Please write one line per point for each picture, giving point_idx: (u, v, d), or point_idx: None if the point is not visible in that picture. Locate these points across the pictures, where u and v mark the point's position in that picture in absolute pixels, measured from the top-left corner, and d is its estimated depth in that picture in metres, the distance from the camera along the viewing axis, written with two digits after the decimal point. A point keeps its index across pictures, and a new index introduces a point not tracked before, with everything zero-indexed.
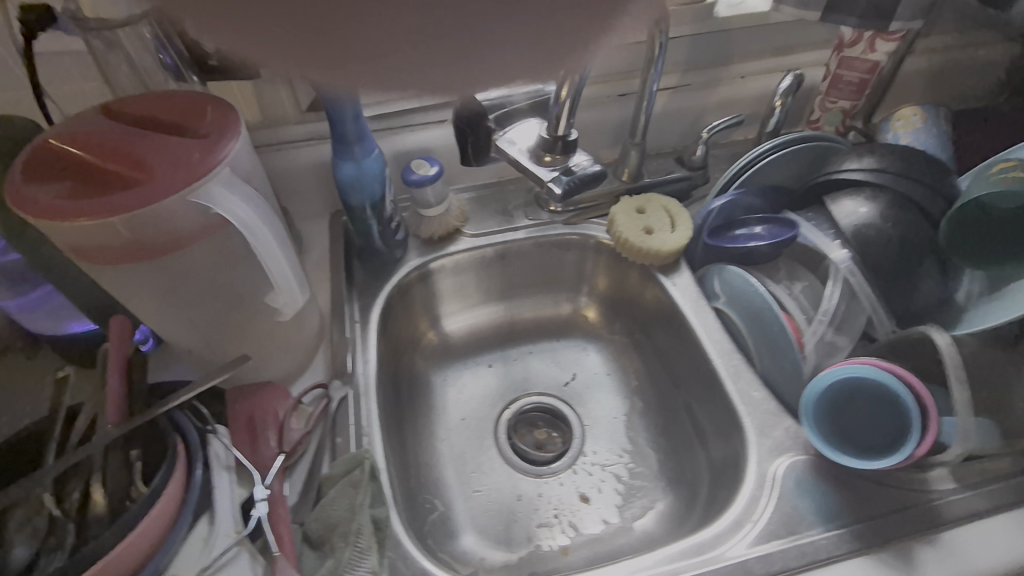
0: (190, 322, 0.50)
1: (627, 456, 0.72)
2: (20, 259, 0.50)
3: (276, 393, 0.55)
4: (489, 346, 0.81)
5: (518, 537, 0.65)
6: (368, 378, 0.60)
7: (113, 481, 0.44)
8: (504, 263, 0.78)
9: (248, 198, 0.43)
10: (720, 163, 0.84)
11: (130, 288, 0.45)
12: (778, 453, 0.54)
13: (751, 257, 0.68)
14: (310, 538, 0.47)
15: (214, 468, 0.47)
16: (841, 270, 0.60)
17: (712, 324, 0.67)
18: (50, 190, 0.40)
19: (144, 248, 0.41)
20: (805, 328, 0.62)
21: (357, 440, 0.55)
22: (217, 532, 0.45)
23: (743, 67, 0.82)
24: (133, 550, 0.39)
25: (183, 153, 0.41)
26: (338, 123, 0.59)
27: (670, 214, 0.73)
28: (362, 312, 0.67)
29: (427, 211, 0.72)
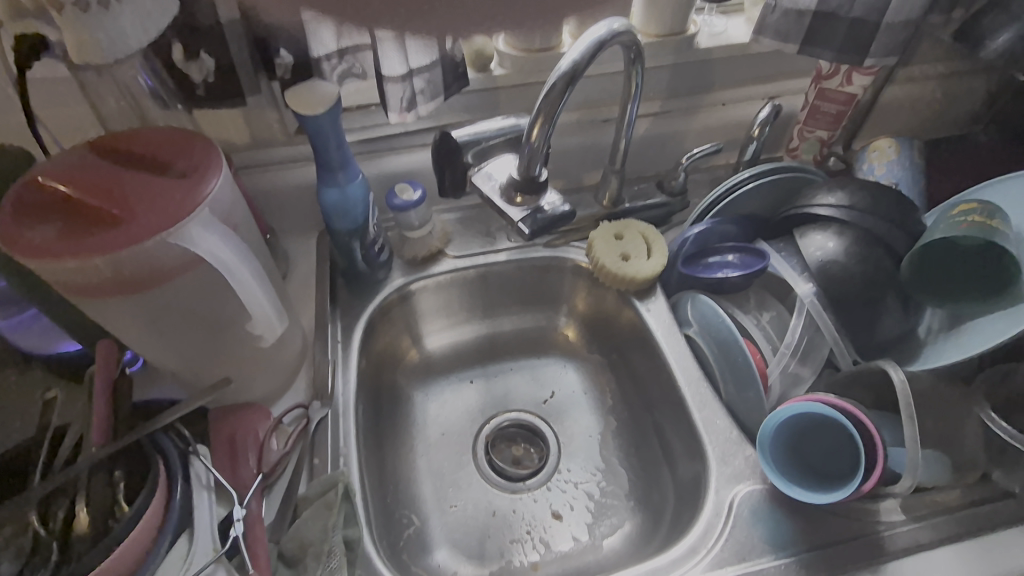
0: (174, 347, 0.52)
1: (599, 474, 0.74)
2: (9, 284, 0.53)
3: (257, 414, 0.57)
4: (470, 363, 0.83)
5: (490, 552, 0.67)
6: (347, 399, 0.62)
7: (97, 502, 0.46)
8: (485, 284, 0.80)
9: (226, 237, 0.45)
10: (699, 188, 0.86)
11: (116, 317, 0.47)
12: (736, 481, 0.56)
13: (723, 287, 0.69)
14: (285, 556, 0.50)
15: (194, 488, 0.49)
16: (805, 304, 0.62)
17: (683, 351, 0.69)
18: (38, 228, 0.42)
19: (129, 283, 0.43)
20: (770, 359, 0.64)
21: (333, 460, 0.57)
22: (195, 550, 0.46)
23: (723, 95, 0.84)
24: (114, 569, 0.42)
25: (165, 193, 0.43)
26: (323, 152, 0.61)
27: (647, 241, 0.75)
28: (344, 331, 0.69)
29: (410, 232, 0.74)
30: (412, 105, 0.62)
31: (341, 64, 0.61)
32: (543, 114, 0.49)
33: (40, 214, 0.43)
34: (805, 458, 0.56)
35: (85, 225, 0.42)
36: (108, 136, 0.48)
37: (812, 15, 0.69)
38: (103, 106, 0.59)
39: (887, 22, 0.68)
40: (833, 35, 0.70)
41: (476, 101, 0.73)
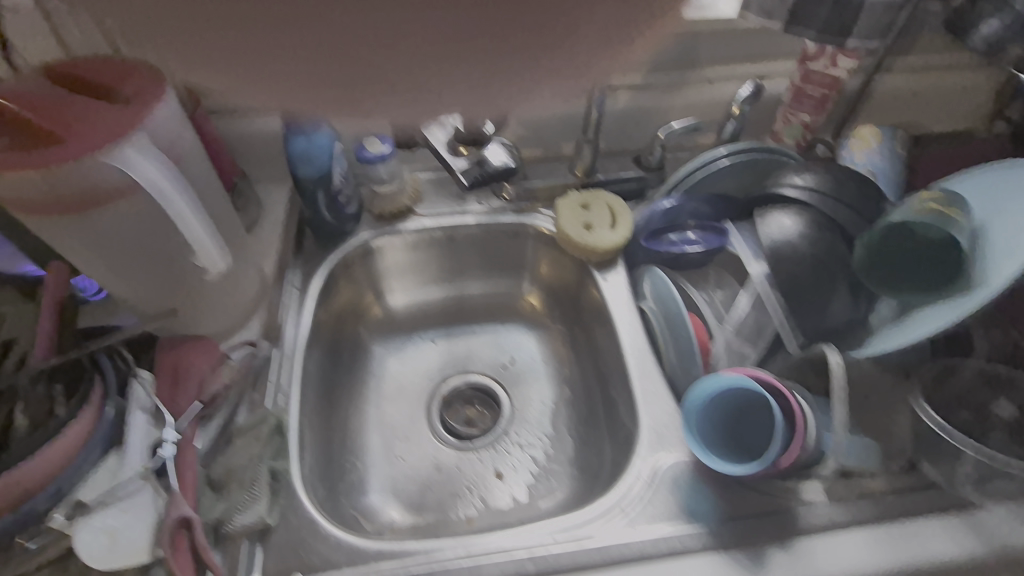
0: (122, 276, 0.54)
1: (546, 440, 0.75)
2: None
3: (204, 347, 0.58)
4: (433, 323, 0.84)
5: (429, 504, 0.69)
6: (297, 342, 0.65)
7: (34, 409, 0.48)
8: (453, 246, 0.81)
9: (163, 164, 0.46)
10: (678, 166, 0.85)
11: (62, 239, 0.49)
12: (662, 449, 0.57)
13: (680, 262, 0.70)
14: (212, 481, 0.51)
15: (131, 407, 0.52)
16: (755, 284, 0.61)
17: (635, 323, 0.69)
18: None
19: (64, 201, 0.44)
20: (714, 330, 0.64)
21: (274, 397, 0.59)
22: (125, 464, 0.49)
23: (710, 71, 0.82)
24: (38, 472, 0.44)
25: (105, 116, 0.45)
26: (287, 98, 0.63)
27: (613, 212, 0.75)
28: (303, 279, 0.71)
29: (379, 188, 0.75)
30: None
31: None
32: None
33: None
34: (729, 432, 0.56)
35: (24, 142, 0.43)
36: (62, 63, 0.49)
37: None
38: (75, 37, 0.60)
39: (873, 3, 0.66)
40: (818, 13, 0.68)
41: None
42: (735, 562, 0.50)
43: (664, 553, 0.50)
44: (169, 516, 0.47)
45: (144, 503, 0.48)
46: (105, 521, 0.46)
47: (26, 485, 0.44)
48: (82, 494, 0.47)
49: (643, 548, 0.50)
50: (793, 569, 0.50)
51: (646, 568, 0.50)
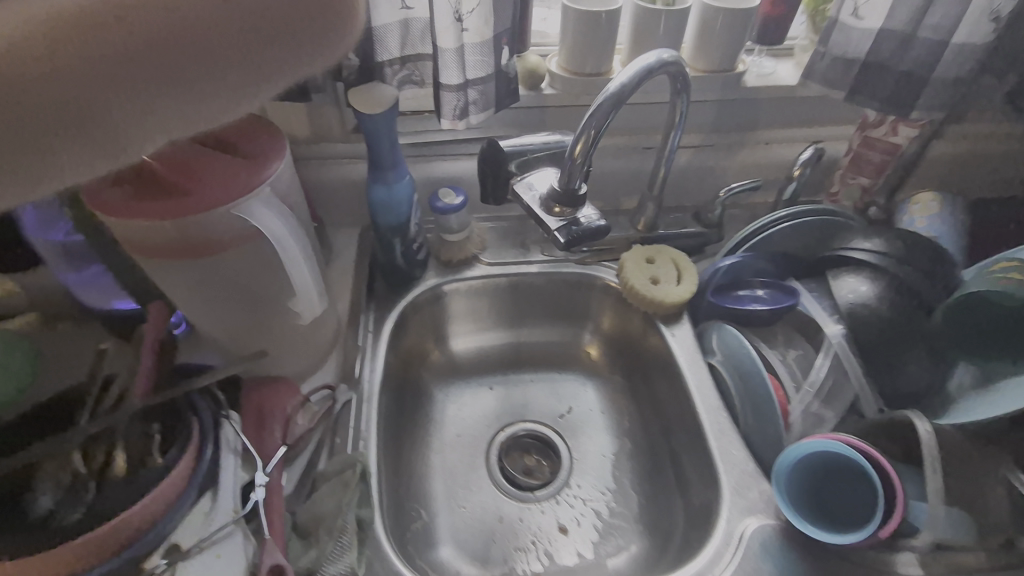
0: (219, 317, 0.56)
1: (609, 494, 0.74)
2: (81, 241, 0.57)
3: (287, 389, 0.59)
4: (492, 369, 0.84)
5: (494, 557, 0.67)
6: (372, 385, 0.65)
7: (134, 449, 0.49)
8: (515, 293, 0.82)
9: (282, 215, 0.48)
10: (735, 222, 0.87)
11: (174, 280, 0.51)
12: (749, 513, 0.57)
13: (749, 319, 0.71)
14: (299, 527, 0.51)
15: (222, 450, 0.52)
16: (833, 345, 0.63)
17: (705, 380, 0.69)
18: (116, 190, 0.46)
19: (187, 247, 0.47)
20: (793, 397, 0.64)
21: (354, 443, 0.59)
22: (217, 509, 0.49)
23: (767, 134, 0.85)
24: (141, 513, 0.44)
25: (229, 168, 0.47)
26: (376, 150, 0.65)
27: (678, 267, 0.76)
28: (376, 323, 0.72)
29: (449, 236, 0.77)
30: (465, 114, 0.65)
31: (402, 70, 0.67)
32: (588, 130, 0.52)
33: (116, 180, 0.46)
34: (818, 497, 0.56)
35: (155, 190, 0.46)
36: None
37: (860, 64, 0.71)
38: None
39: (935, 77, 0.69)
40: (880, 84, 0.71)
41: (526, 117, 0.76)
42: None
43: None
44: (264, 564, 0.46)
45: (236, 549, 0.48)
46: (201, 567, 0.46)
47: (130, 528, 0.43)
48: (178, 538, 0.47)
49: None
50: None
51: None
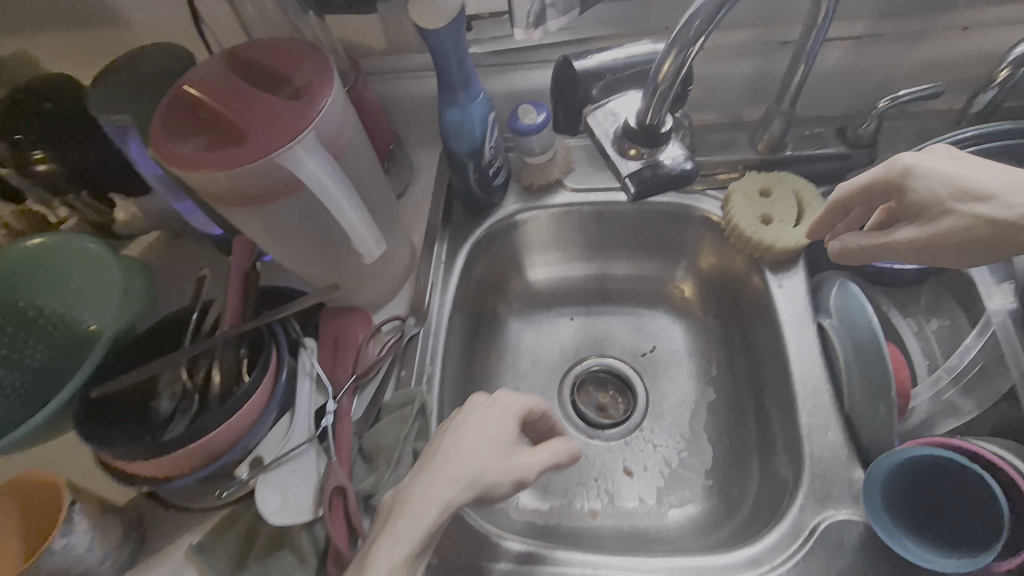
0: (295, 257, 0.57)
1: (682, 443, 0.70)
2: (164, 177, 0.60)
3: (360, 319, 0.63)
4: (575, 298, 0.80)
5: (554, 488, 0.69)
6: (440, 319, 0.66)
7: (228, 369, 0.56)
8: (601, 223, 0.75)
9: (325, 163, 0.47)
10: (897, 140, 0.68)
11: (244, 225, 0.52)
12: (827, 504, 0.49)
13: (885, 278, 0.57)
14: (364, 451, 0.56)
15: (300, 374, 0.58)
16: (992, 323, 0.49)
17: (810, 343, 0.58)
18: (186, 145, 0.45)
19: (248, 195, 0.46)
20: (921, 379, 0.53)
21: (418, 376, 0.62)
22: (295, 428, 0.55)
23: (969, 15, 0.63)
24: (229, 431, 0.51)
25: (282, 117, 0.45)
26: (444, 69, 0.59)
27: (800, 202, 0.63)
28: (449, 253, 0.70)
29: (530, 158, 0.70)
30: (541, 21, 0.55)
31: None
32: (677, 42, 0.41)
33: (184, 131, 0.46)
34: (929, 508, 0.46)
35: (218, 141, 0.45)
36: (240, 46, 0.50)
37: None
38: None
39: None
40: None
41: (622, 12, 0.64)
42: None
43: None
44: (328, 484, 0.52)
45: (310, 465, 0.54)
46: (279, 479, 0.53)
47: (223, 441, 0.51)
48: (262, 450, 0.54)
49: None
50: None
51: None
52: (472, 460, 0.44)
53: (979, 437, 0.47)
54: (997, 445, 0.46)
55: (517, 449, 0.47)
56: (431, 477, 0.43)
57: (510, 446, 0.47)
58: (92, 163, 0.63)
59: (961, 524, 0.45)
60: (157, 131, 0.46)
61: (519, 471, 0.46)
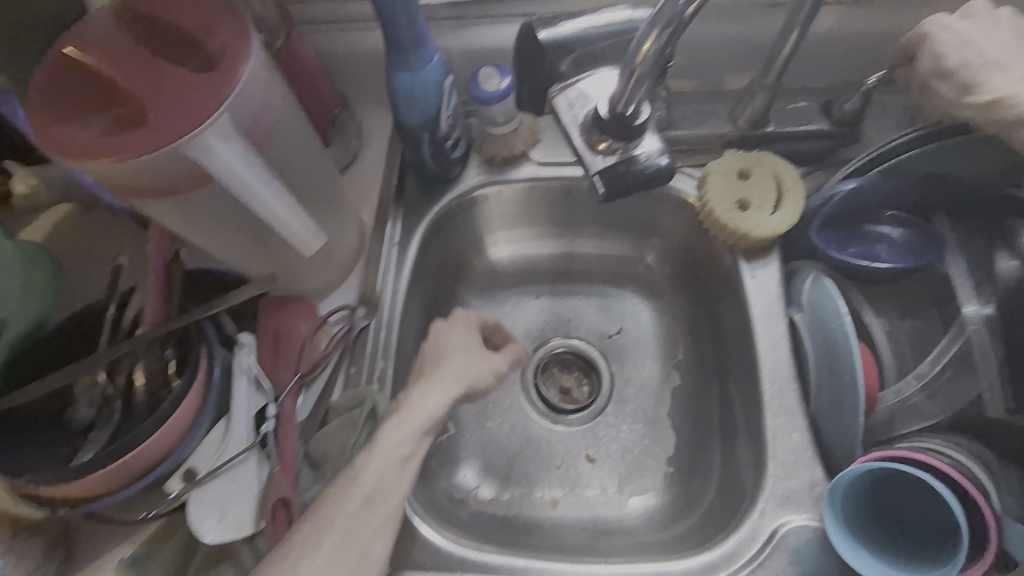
0: (225, 246, 0.51)
1: (646, 431, 0.69)
2: None
3: (305, 311, 0.57)
4: (540, 276, 0.76)
5: (514, 478, 0.67)
6: (394, 309, 0.61)
7: (151, 375, 0.50)
8: (569, 199, 0.70)
9: (243, 152, 0.40)
10: (881, 118, 0.64)
11: (158, 215, 0.45)
12: (789, 509, 0.49)
13: (860, 273, 0.54)
14: (310, 457, 0.52)
15: (236, 376, 0.53)
16: (966, 329, 0.47)
17: (781, 337, 0.56)
18: (73, 127, 0.37)
19: (153, 187, 0.39)
20: (888, 383, 0.51)
21: (369, 372, 0.57)
22: (231, 436, 0.50)
23: None
24: (155, 445, 0.46)
25: (188, 93, 0.38)
26: (391, 26, 0.51)
27: (780, 185, 0.58)
28: (403, 234, 0.64)
29: (493, 129, 0.63)
30: None
31: None
32: (662, 18, 0.35)
33: (72, 107, 0.38)
34: (891, 513, 0.46)
35: (112, 121, 0.37)
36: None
37: None
38: None
39: None
40: None
41: None
42: None
43: None
44: (271, 495, 0.48)
45: (249, 474, 0.50)
46: (216, 493, 0.49)
47: (147, 457, 0.46)
48: (195, 462, 0.49)
49: None
50: None
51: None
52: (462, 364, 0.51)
53: (925, 435, 0.48)
54: (948, 443, 0.47)
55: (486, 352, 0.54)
56: (429, 383, 0.48)
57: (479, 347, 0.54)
58: None
59: (920, 529, 0.45)
60: (36, 109, 0.38)
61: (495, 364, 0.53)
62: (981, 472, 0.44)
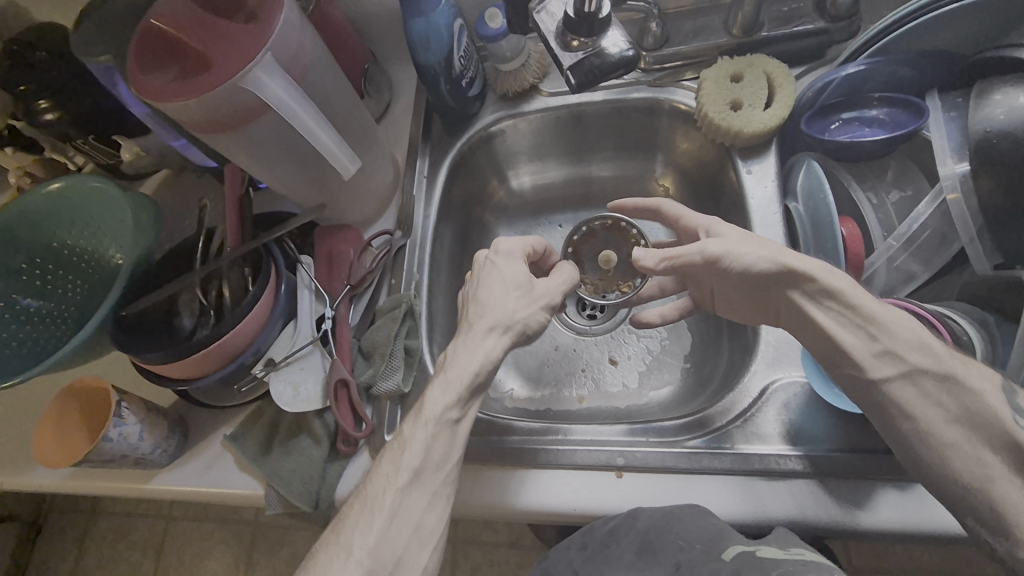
0: (284, 179, 0.62)
1: (665, 333, 0.75)
2: (150, 115, 0.64)
3: (351, 236, 0.68)
4: (561, 204, 0.82)
5: (544, 379, 0.74)
6: (425, 230, 0.70)
7: (234, 286, 0.62)
8: (579, 125, 0.76)
9: (287, 85, 0.50)
10: (879, 9, 0.65)
11: (229, 152, 0.56)
12: (776, 368, 0.55)
13: (851, 153, 0.58)
14: (363, 350, 0.63)
15: (300, 287, 0.64)
16: (944, 186, 0.51)
17: (777, 223, 0.60)
18: (162, 77, 0.49)
19: (222, 120, 0.50)
20: (875, 246, 0.56)
21: (407, 283, 0.67)
22: (299, 332, 0.62)
23: None
24: (241, 336, 0.57)
25: (240, 41, 0.48)
26: None
27: (772, 85, 0.62)
28: (431, 168, 0.73)
29: (503, 65, 0.71)
30: None
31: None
32: None
33: (157, 62, 0.49)
34: None
35: (185, 71, 0.49)
36: None
37: None
38: None
39: None
40: None
41: None
42: (831, 491, 0.49)
43: (758, 472, 0.50)
44: (331, 377, 0.59)
45: (316, 364, 0.61)
46: (290, 375, 0.60)
47: (236, 344, 0.57)
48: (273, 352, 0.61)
49: (734, 463, 0.51)
50: (900, 511, 0.47)
51: (733, 480, 0.50)
52: (504, 305, 0.52)
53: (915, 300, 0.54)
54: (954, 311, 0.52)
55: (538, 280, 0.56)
56: (467, 338, 0.51)
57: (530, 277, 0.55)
58: (94, 109, 0.68)
59: None
60: (133, 69, 0.49)
61: (547, 295, 0.55)
62: (975, 330, 0.49)
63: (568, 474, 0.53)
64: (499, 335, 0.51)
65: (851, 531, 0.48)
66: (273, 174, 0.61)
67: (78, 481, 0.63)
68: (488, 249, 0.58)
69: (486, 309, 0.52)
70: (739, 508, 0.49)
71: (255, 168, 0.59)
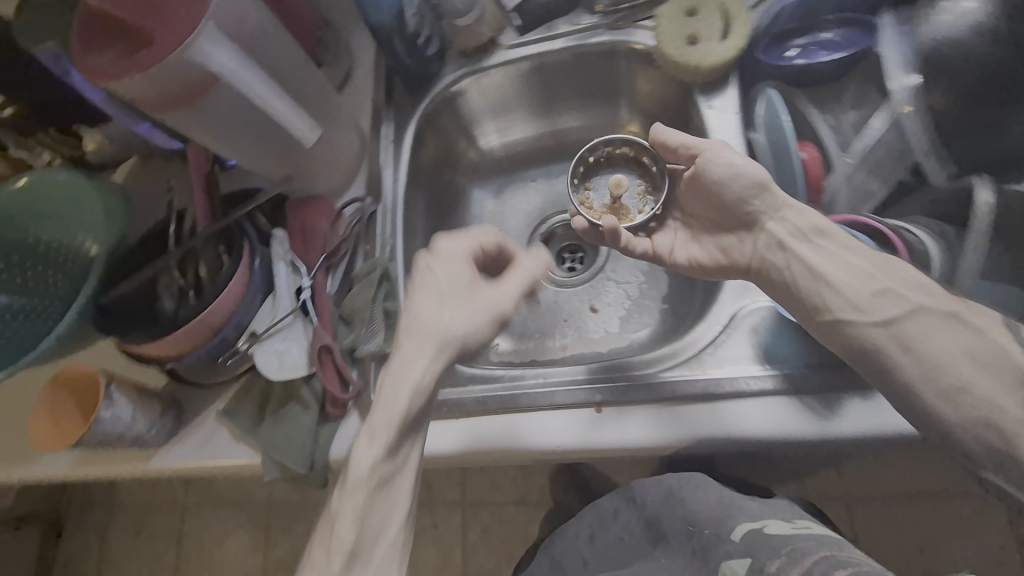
0: (248, 151, 0.62)
1: (643, 277, 0.76)
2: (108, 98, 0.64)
3: (322, 207, 0.68)
4: (532, 160, 0.82)
5: (528, 332, 0.75)
6: (395, 194, 0.70)
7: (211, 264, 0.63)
8: (541, 77, 0.75)
9: (232, 52, 0.50)
10: None
11: (187, 128, 0.56)
12: (744, 295, 0.57)
13: (808, 78, 0.59)
14: (344, 318, 0.64)
15: (275, 260, 0.65)
16: (898, 100, 0.52)
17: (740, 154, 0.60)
18: (107, 55, 0.48)
19: (172, 95, 0.50)
20: (833, 164, 0.56)
21: (382, 247, 0.68)
22: (279, 305, 0.63)
23: None
24: (222, 308, 0.59)
25: (178, 10, 0.48)
26: None
27: (727, 16, 0.61)
28: (397, 132, 0.73)
29: (459, 20, 0.70)
30: None
31: None
32: None
33: (100, 41, 0.49)
34: None
35: (130, 49, 0.48)
36: None
37: None
38: None
39: None
40: None
41: None
42: (801, 405, 0.50)
43: (731, 394, 0.52)
44: (315, 345, 0.60)
45: (298, 333, 0.62)
46: (274, 346, 0.61)
47: (217, 319, 0.59)
48: (255, 326, 0.62)
49: (707, 387, 0.52)
50: (865, 418, 0.49)
51: (706, 404, 0.52)
52: (438, 320, 0.48)
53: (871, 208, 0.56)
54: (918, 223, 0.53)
55: (477, 286, 0.50)
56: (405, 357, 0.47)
57: (467, 285, 0.50)
58: (53, 98, 0.68)
59: None
60: (77, 48, 0.49)
61: (489, 307, 0.49)
62: (934, 239, 0.51)
63: (545, 412, 0.55)
64: (434, 356, 0.47)
65: (819, 442, 0.50)
66: (233, 144, 0.61)
67: (82, 466, 0.65)
68: (425, 252, 0.52)
69: (416, 325, 0.48)
70: (711, 430, 0.51)
71: (215, 140, 0.59)
